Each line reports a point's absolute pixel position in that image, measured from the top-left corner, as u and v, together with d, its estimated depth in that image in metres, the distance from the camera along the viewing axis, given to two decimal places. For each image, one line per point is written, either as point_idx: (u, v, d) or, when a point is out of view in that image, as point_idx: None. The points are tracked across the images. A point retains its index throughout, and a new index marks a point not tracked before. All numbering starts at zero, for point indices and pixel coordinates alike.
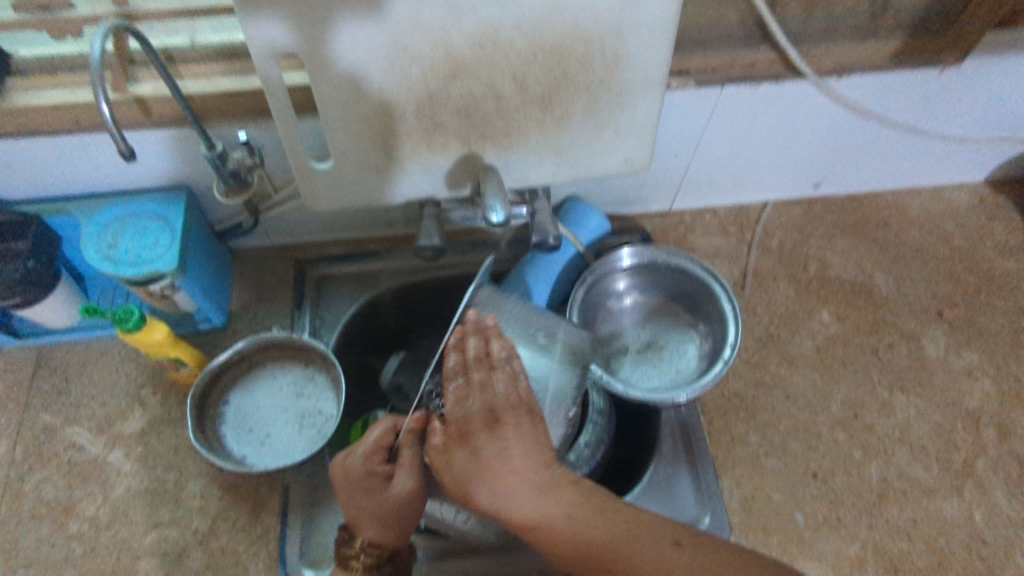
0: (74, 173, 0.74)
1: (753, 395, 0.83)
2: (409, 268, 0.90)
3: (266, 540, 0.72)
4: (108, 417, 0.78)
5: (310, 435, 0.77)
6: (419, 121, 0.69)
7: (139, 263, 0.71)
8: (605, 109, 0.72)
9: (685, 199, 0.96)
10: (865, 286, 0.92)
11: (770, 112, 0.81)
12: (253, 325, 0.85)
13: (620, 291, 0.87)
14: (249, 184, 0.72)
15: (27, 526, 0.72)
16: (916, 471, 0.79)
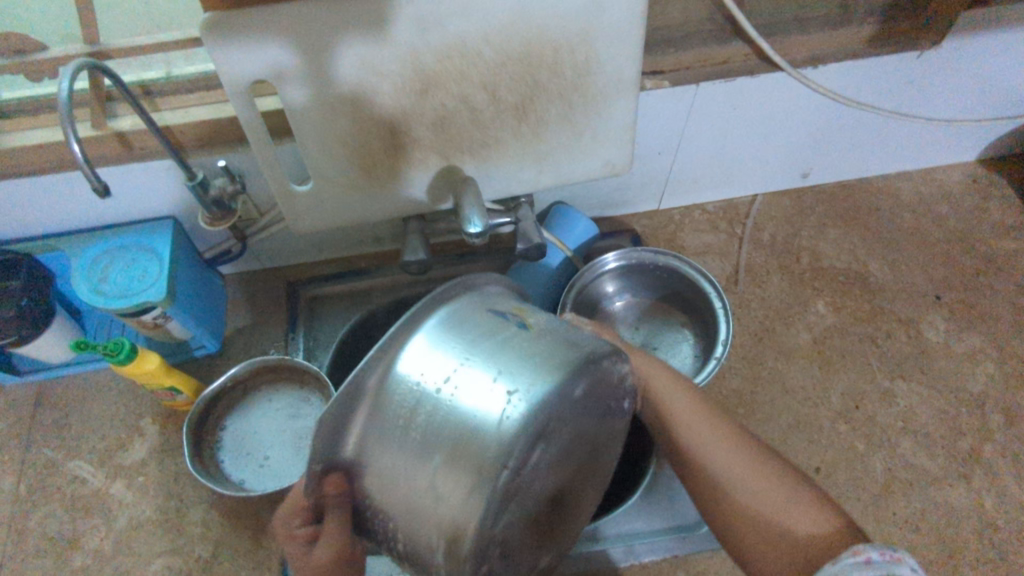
0: (62, 211, 0.75)
1: (751, 391, 0.82)
2: (400, 284, 0.91)
3: (267, 564, 0.72)
4: (109, 448, 0.79)
5: (307, 457, 0.77)
6: (396, 139, 0.70)
7: (129, 295, 0.72)
8: (580, 114, 0.72)
9: (672, 198, 0.95)
10: (860, 274, 0.91)
11: (750, 106, 0.80)
12: (248, 348, 0.86)
13: (611, 295, 0.87)
14: (233, 211, 0.74)
15: (32, 561, 0.73)
16: (921, 460, 0.77)
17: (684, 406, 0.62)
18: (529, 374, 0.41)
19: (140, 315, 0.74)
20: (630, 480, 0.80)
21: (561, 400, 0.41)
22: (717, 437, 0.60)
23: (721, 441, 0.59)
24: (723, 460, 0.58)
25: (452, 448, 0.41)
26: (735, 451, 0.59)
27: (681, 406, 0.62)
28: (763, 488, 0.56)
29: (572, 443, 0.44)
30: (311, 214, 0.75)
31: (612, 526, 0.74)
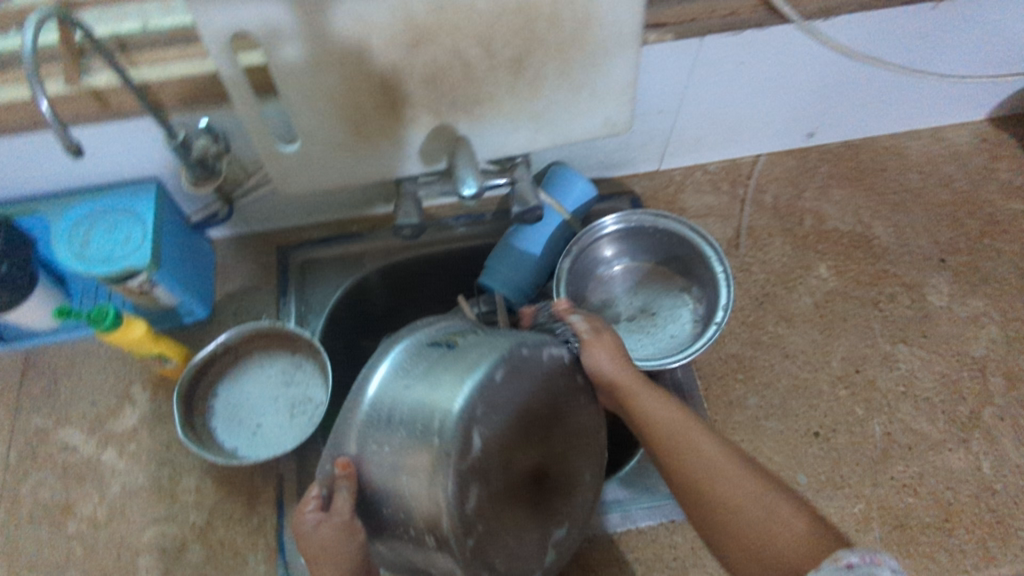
0: (40, 173, 0.72)
1: (751, 356, 0.81)
2: (392, 248, 0.89)
3: (263, 531, 0.72)
4: (99, 416, 0.78)
5: (301, 424, 0.76)
6: (386, 95, 0.66)
7: (112, 261, 0.69)
8: (579, 70, 0.69)
9: (673, 158, 0.92)
10: (864, 237, 0.89)
11: (756, 61, 0.77)
12: (238, 314, 0.84)
13: (609, 259, 0.85)
14: (218, 172, 0.71)
15: (27, 528, 0.72)
16: (920, 424, 0.77)
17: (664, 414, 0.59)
18: (455, 374, 0.49)
19: (125, 282, 0.71)
20: (629, 448, 0.81)
21: (490, 385, 0.48)
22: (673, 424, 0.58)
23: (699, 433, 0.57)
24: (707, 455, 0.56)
25: (422, 456, 0.47)
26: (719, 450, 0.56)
27: (668, 417, 0.58)
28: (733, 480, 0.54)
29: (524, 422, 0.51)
30: (299, 175, 0.72)
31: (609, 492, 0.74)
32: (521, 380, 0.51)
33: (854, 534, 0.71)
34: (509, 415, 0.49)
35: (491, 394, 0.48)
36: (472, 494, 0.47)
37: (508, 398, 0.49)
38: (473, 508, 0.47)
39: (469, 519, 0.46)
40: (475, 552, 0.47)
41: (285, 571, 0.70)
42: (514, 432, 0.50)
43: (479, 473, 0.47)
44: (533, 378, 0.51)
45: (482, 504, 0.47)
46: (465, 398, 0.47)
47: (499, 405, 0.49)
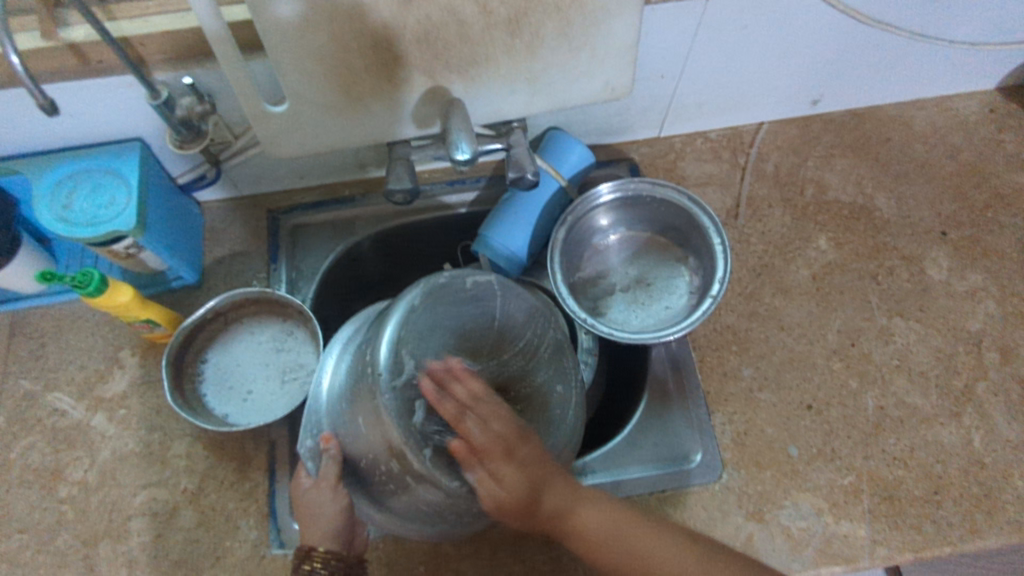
0: (19, 131, 0.69)
1: (747, 328, 0.80)
2: (385, 213, 0.87)
3: (255, 497, 0.72)
4: (88, 380, 0.77)
5: (292, 391, 0.76)
6: (378, 55, 0.64)
7: (96, 224, 0.67)
8: (578, 30, 0.66)
9: (674, 124, 0.90)
10: (865, 209, 0.87)
11: (762, 23, 0.74)
12: (228, 279, 0.83)
13: (605, 228, 0.84)
14: (204, 133, 0.69)
15: (17, 492, 0.72)
16: (914, 398, 0.77)
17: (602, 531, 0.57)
18: (382, 325, 0.58)
19: (110, 245, 0.70)
20: (621, 417, 0.81)
21: (411, 316, 0.57)
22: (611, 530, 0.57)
23: (642, 531, 0.57)
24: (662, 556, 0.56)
25: (370, 402, 0.56)
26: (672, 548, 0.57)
27: (608, 525, 0.57)
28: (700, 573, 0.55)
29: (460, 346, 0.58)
30: (288, 137, 0.70)
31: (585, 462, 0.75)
32: (445, 308, 0.58)
33: (843, 505, 0.72)
34: (440, 339, 0.57)
35: (414, 322, 0.57)
36: (419, 407, 0.54)
37: (433, 325, 0.57)
38: (421, 421, 0.54)
39: (419, 432, 0.54)
40: (439, 459, 0.54)
41: (277, 536, 0.70)
42: (450, 353, 0.57)
43: (422, 391, 0.55)
44: (456, 303, 0.59)
45: (432, 416, 0.55)
46: (389, 337, 0.56)
47: (427, 333, 0.57)
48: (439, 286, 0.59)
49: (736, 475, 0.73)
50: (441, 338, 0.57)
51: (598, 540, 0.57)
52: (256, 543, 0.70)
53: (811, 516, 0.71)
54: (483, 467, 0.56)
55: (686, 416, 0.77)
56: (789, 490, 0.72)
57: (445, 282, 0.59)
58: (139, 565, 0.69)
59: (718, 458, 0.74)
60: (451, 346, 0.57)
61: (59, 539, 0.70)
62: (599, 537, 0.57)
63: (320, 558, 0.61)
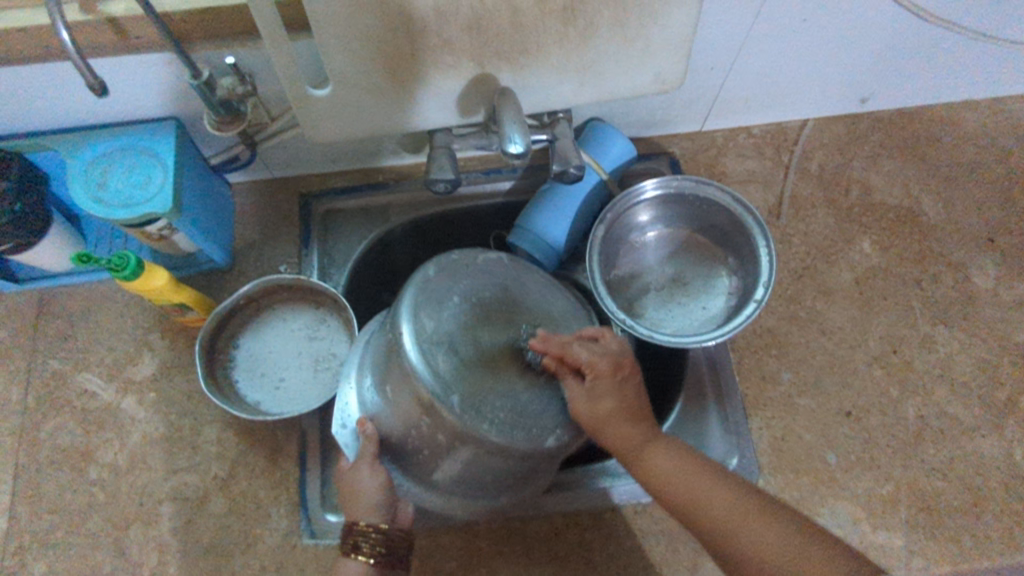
0: (53, 106, 0.67)
1: (787, 331, 0.79)
2: (419, 200, 0.85)
3: (286, 486, 0.71)
4: (118, 362, 0.76)
5: (325, 379, 0.74)
6: (427, 39, 0.61)
7: (131, 205, 0.66)
8: (634, 19, 0.64)
9: (717, 118, 0.87)
10: (911, 213, 0.85)
11: (822, 17, 0.72)
12: (259, 263, 0.81)
13: (643, 224, 0.82)
14: (242, 114, 0.67)
15: (47, 472, 0.72)
16: (955, 409, 0.75)
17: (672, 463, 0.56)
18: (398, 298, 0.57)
19: (144, 226, 0.69)
20: (656, 418, 0.80)
21: (425, 283, 0.56)
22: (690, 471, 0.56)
23: (703, 479, 0.55)
24: (723, 505, 0.53)
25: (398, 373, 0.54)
26: (732, 498, 0.54)
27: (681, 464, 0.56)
28: (765, 532, 0.51)
29: (480, 311, 0.56)
30: (329, 121, 0.68)
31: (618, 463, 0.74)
32: (460, 277, 0.57)
33: (881, 514, 0.71)
34: (457, 301, 0.55)
35: (431, 288, 0.55)
36: (442, 361, 0.52)
37: (450, 291, 0.56)
38: (447, 374, 0.52)
39: (446, 386, 0.51)
40: (467, 410, 0.51)
41: (308, 525, 0.70)
42: (468, 315, 0.55)
43: (442, 347, 0.53)
44: (470, 273, 0.58)
45: (458, 372, 0.52)
46: (405, 303, 0.55)
47: (442, 297, 0.55)
48: (451, 258, 0.58)
49: (772, 481, 0.72)
50: (457, 301, 0.56)
51: (668, 478, 0.56)
52: (288, 532, 0.70)
53: (848, 524, 0.70)
54: (513, 417, 0.53)
55: (723, 419, 0.75)
56: (826, 498, 0.71)
57: (455, 255, 0.58)
58: (169, 550, 0.69)
59: (755, 463, 0.72)
60: (468, 309, 0.56)
61: (89, 521, 0.70)
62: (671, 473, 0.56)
63: (361, 531, 0.59)
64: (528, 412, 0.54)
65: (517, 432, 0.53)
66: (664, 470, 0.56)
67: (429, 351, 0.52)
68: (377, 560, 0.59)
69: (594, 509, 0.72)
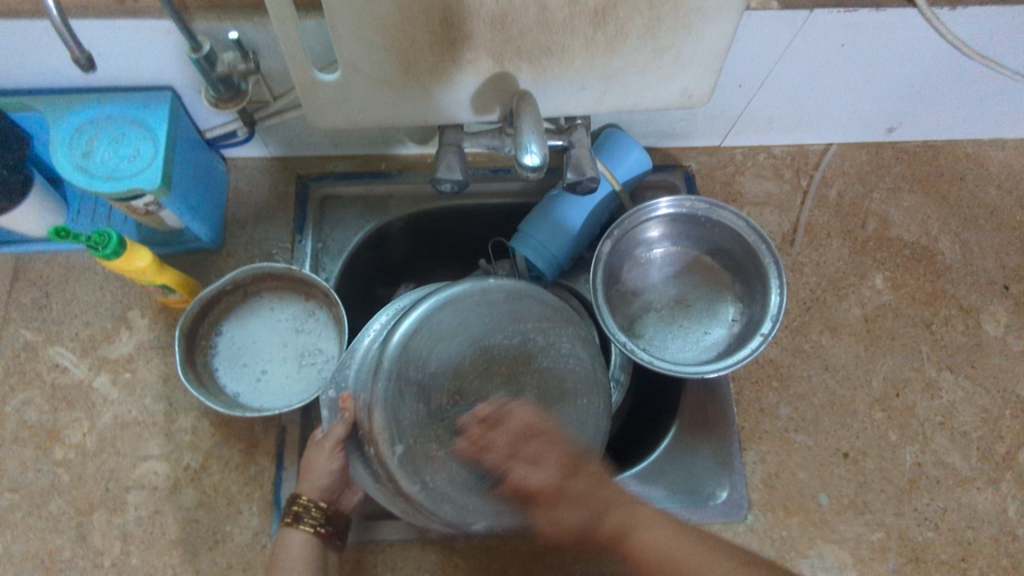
0: (40, 66, 0.63)
1: (789, 363, 0.76)
2: (422, 194, 0.82)
3: (260, 484, 0.69)
4: (93, 338, 0.73)
5: (308, 377, 0.71)
6: (446, 31, 0.57)
7: (118, 178, 0.62)
8: (667, 30, 0.60)
9: (739, 135, 0.84)
10: (928, 251, 0.83)
11: (861, 44, 0.68)
12: (249, 247, 0.77)
13: (651, 241, 0.78)
14: (243, 92, 0.63)
15: (11, 449, 0.68)
16: (954, 458, 0.74)
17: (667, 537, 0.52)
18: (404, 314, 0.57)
19: (131, 201, 0.65)
20: (646, 441, 0.79)
21: (435, 317, 0.55)
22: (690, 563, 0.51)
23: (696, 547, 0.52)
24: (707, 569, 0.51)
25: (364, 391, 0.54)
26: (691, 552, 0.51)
27: (680, 545, 0.52)
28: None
29: (476, 364, 0.56)
30: (335, 106, 0.64)
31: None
32: (472, 320, 0.56)
33: (867, 561, 0.69)
34: (458, 347, 0.55)
35: (437, 322, 0.55)
36: (408, 405, 0.53)
37: (456, 333, 0.55)
38: (406, 418, 0.53)
39: (401, 429, 0.52)
40: (407, 461, 0.53)
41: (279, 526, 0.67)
42: (465, 361, 0.55)
43: (416, 391, 0.53)
44: (484, 316, 0.57)
45: (419, 417, 0.53)
46: (406, 328, 0.54)
47: (446, 335, 0.55)
48: (476, 296, 0.57)
49: (761, 518, 0.71)
50: (458, 344, 0.55)
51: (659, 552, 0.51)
52: (257, 531, 0.67)
53: (834, 569, 0.69)
54: (449, 486, 0.54)
55: (716, 448, 0.73)
56: (814, 540, 0.70)
57: (479, 294, 0.57)
58: (133, 541, 0.66)
59: (745, 497, 0.71)
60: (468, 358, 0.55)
61: (51, 503, 0.67)
62: (667, 547, 0.51)
63: (303, 504, 0.61)
64: (469, 483, 0.55)
65: (444, 502, 0.54)
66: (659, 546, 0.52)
67: (399, 391, 0.53)
68: (316, 531, 0.62)
69: None
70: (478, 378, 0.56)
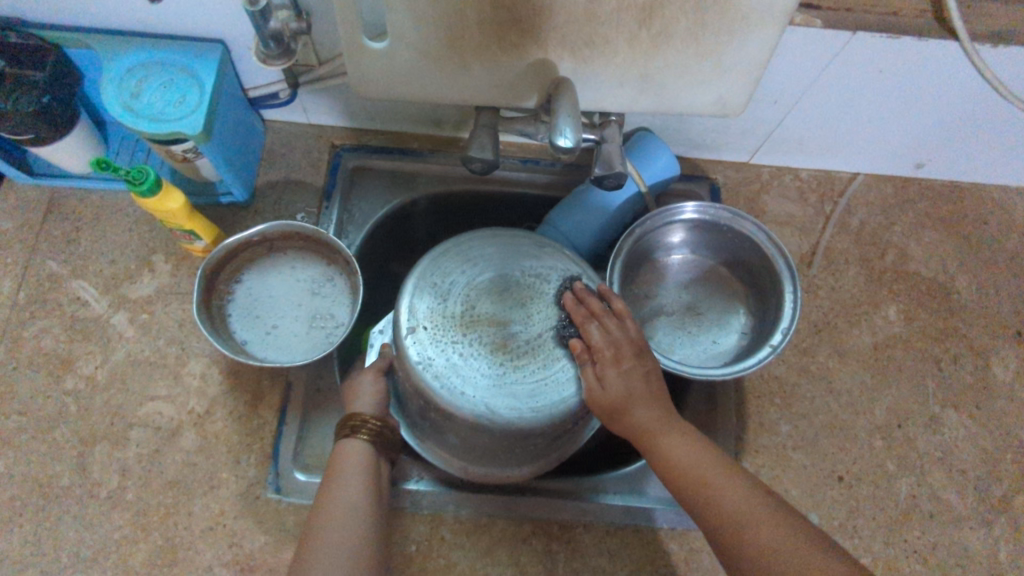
0: (101, 6, 0.65)
1: (794, 382, 0.77)
2: (451, 176, 0.83)
3: (260, 436, 0.70)
4: (116, 276, 0.74)
5: (318, 338, 0.72)
6: (495, 12, 0.59)
7: (162, 121, 0.64)
8: (710, 35, 0.61)
9: (767, 154, 0.85)
10: (943, 288, 0.83)
11: (899, 73, 0.69)
12: (277, 206, 0.79)
13: (670, 246, 0.79)
14: (292, 52, 0.65)
15: (24, 373, 0.70)
16: (949, 496, 0.73)
17: (690, 458, 0.56)
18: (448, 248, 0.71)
19: (170, 144, 0.67)
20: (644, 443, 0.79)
21: (467, 243, 0.69)
22: (760, 513, 0.52)
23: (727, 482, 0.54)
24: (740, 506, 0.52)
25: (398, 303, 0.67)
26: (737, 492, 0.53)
27: (705, 467, 0.55)
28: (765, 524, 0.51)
29: (496, 282, 0.68)
30: (379, 76, 0.66)
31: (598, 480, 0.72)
32: (497, 250, 0.69)
33: None
34: (479, 266, 0.68)
35: (467, 247, 0.69)
36: (427, 303, 0.66)
37: (481, 255, 0.68)
38: (421, 312, 0.66)
39: (416, 319, 0.65)
40: (416, 343, 0.64)
41: (275, 479, 0.68)
42: (484, 279, 0.67)
43: (436, 291, 0.66)
44: (509, 248, 0.69)
45: (434, 314, 0.65)
46: (441, 249, 0.69)
47: (473, 256, 0.68)
48: (504, 231, 0.70)
49: None
50: (480, 265, 0.68)
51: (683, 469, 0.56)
52: (252, 482, 0.68)
53: None
54: (447, 369, 0.63)
55: None
56: None
57: (509, 230, 0.70)
58: (130, 476, 0.67)
59: None
60: (487, 277, 0.67)
61: (57, 429, 0.68)
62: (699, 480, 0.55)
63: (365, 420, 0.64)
64: (465, 374, 0.63)
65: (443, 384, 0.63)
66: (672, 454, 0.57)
67: (422, 292, 0.66)
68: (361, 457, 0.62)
69: (566, 520, 0.70)
70: (497, 295, 0.67)
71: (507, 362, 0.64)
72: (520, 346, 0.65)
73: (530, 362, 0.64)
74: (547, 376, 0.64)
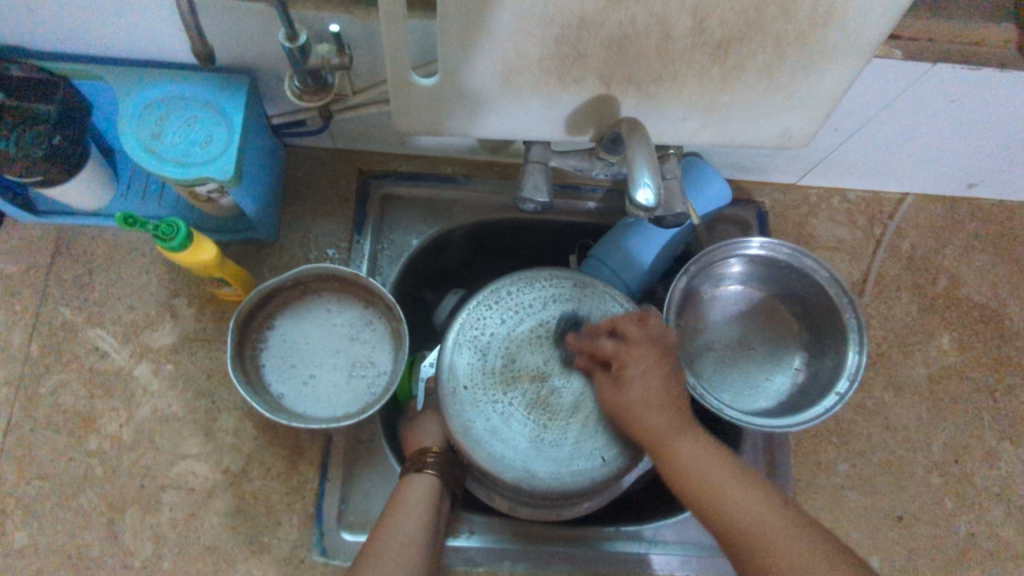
0: (116, 35, 0.59)
1: (850, 419, 0.74)
2: (488, 204, 0.79)
3: (302, 494, 0.66)
4: (135, 323, 0.69)
5: (359, 388, 0.67)
6: (558, 48, 0.54)
7: (188, 164, 0.58)
8: (787, 70, 0.57)
9: (817, 176, 0.81)
10: (996, 315, 0.81)
11: (971, 102, 0.65)
12: (305, 242, 0.74)
13: (722, 278, 0.75)
14: (328, 86, 0.59)
15: (43, 434, 0.65)
16: (1008, 532, 0.72)
17: (696, 459, 0.56)
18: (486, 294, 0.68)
19: (195, 186, 0.61)
20: None
21: (505, 292, 0.67)
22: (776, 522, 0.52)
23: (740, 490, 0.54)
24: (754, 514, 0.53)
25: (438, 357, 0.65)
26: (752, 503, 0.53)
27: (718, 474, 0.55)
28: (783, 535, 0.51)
29: (536, 334, 0.65)
30: (425, 111, 0.61)
31: (654, 529, 0.71)
32: (536, 298, 0.67)
33: None
34: (518, 318, 0.65)
35: (506, 296, 0.66)
36: (467, 358, 0.64)
37: (521, 305, 0.66)
38: (460, 369, 0.64)
39: (455, 377, 0.63)
40: (456, 403, 0.62)
41: (319, 541, 0.65)
42: (524, 331, 0.65)
43: (475, 346, 0.64)
44: (549, 295, 0.67)
45: (473, 371, 0.64)
46: (479, 297, 0.66)
47: (513, 306, 0.66)
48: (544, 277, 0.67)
49: None
50: (520, 317, 0.66)
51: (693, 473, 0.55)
52: (297, 545, 0.64)
53: None
54: (488, 431, 0.62)
55: None
56: None
57: (547, 276, 0.68)
58: (166, 543, 0.63)
59: None
60: (527, 328, 0.65)
61: (83, 495, 0.64)
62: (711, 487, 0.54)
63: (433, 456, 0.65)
64: (506, 435, 0.62)
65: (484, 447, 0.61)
66: (686, 457, 0.56)
67: (460, 346, 0.64)
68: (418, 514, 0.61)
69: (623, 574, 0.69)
70: (537, 349, 0.65)
71: (548, 422, 0.63)
72: (561, 404, 0.63)
73: (570, 423, 0.63)
74: (588, 437, 0.62)
